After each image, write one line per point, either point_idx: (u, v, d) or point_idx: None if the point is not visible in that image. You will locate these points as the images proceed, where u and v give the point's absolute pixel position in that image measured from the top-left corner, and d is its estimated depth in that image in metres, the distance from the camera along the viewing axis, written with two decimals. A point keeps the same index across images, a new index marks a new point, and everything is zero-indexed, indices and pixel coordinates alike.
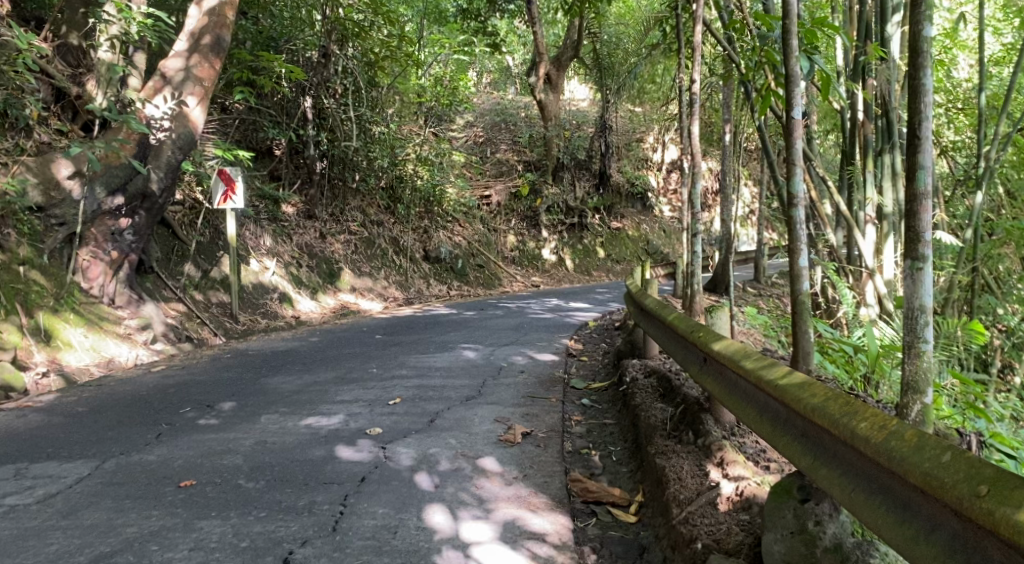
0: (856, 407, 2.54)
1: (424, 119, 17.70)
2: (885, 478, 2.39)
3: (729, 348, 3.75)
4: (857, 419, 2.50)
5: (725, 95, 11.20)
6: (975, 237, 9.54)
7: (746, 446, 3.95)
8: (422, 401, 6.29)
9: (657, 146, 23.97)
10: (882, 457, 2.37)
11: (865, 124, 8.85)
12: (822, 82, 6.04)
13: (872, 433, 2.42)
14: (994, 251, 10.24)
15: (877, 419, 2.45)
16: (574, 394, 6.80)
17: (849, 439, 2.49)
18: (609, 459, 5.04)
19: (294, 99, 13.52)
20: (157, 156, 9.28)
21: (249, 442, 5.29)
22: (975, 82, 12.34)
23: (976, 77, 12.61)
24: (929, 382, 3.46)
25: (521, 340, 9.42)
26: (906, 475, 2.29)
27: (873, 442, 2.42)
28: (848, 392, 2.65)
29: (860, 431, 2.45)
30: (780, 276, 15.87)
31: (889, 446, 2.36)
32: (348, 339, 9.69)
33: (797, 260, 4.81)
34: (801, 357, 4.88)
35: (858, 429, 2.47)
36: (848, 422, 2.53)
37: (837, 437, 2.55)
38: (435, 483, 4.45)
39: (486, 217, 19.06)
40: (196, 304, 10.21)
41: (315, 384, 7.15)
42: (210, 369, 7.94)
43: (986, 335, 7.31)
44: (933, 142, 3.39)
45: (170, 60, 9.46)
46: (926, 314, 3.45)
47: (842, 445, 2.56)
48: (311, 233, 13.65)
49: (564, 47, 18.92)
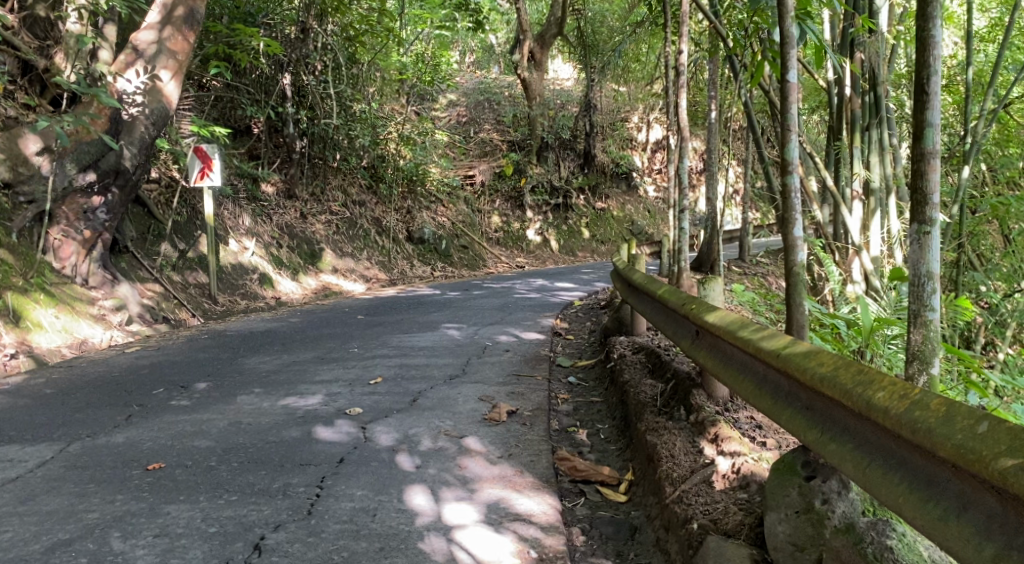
0: (872, 375, 2.33)
1: (406, 97, 17.39)
2: (906, 452, 2.20)
3: (725, 319, 3.56)
4: (873, 388, 2.29)
5: (711, 69, 10.98)
6: (963, 213, 9.42)
7: (741, 421, 3.78)
8: (404, 381, 6.08)
9: (642, 126, 23.74)
10: (905, 429, 2.15)
11: (852, 99, 8.70)
12: (816, 49, 5.80)
13: (892, 403, 2.21)
14: (980, 227, 10.17)
15: (895, 387, 2.24)
16: (561, 372, 6.62)
17: (864, 410, 2.29)
18: (597, 438, 4.87)
19: (273, 76, 13.19)
20: (130, 132, 8.97)
21: (224, 422, 5.08)
22: (962, 58, 12.22)
23: (961, 53, 12.51)
24: (936, 353, 3.29)
25: (505, 319, 9.24)
26: (933, 449, 2.07)
27: (892, 414, 2.21)
28: (858, 359, 2.45)
29: (878, 402, 2.25)
30: (765, 255, 15.76)
31: (913, 416, 2.14)
32: (330, 319, 9.48)
33: (791, 231, 4.61)
34: (795, 330, 4.70)
35: (875, 399, 2.26)
36: (860, 391, 2.33)
37: (850, 408, 2.35)
38: (416, 464, 4.25)
39: (470, 197, 18.83)
40: (173, 285, 9.92)
41: (294, 364, 6.93)
42: (185, 350, 7.70)
43: (975, 312, 7.11)
44: (940, 99, 3.20)
45: (142, 31, 9.05)
46: (933, 281, 3.27)
47: (856, 417, 2.36)
48: (291, 213, 13.38)
49: (549, 23, 18.58)
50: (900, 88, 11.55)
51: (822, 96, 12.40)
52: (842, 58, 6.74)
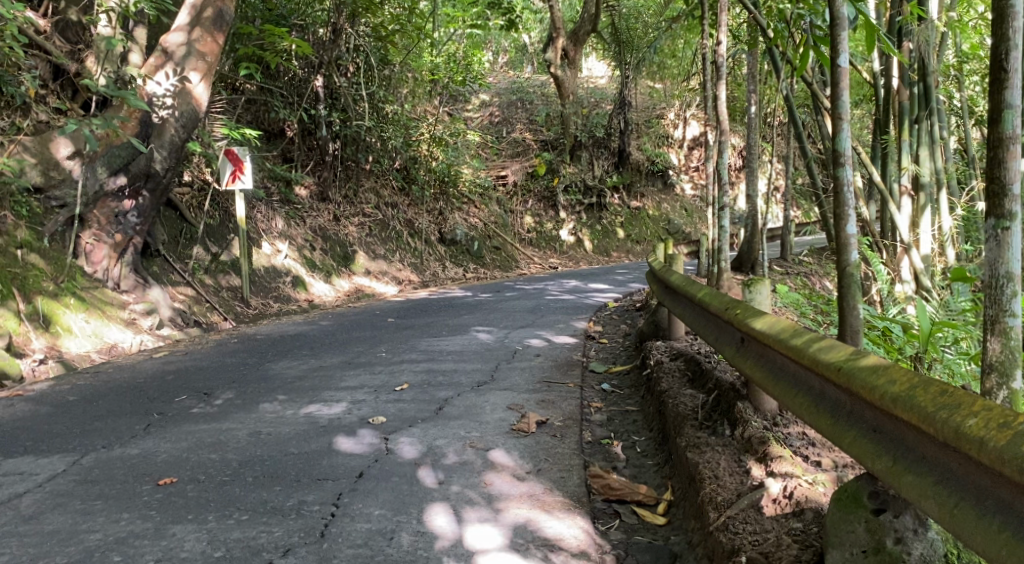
0: (957, 397, 2.00)
1: (438, 98, 17.13)
2: (1005, 492, 1.87)
3: (774, 326, 3.22)
4: (960, 415, 1.96)
5: (751, 62, 10.53)
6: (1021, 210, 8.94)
7: (792, 437, 3.44)
8: (431, 388, 5.81)
9: (678, 123, 23.18)
10: (1005, 466, 1.82)
11: (900, 91, 8.24)
12: (869, 34, 5.43)
13: (988, 434, 1.88)
14: None
15: (991, 415, 1.91)
16: (594, 378, 6.31)
17: (954, 440, 1.96)
18: (633, 451, 4.57)
19: (305, 78, 13.06)
20: (160, 135, 8.75)
21: (243, 432, 4.82)
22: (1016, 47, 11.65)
23: None
24: (1017, 364, 2.97)
25: (539, 322, 8.96)
26: None
27: (988, 446, 1.88)
28: (937, 378, 2.12)
29: (969, 431, 1.92)
30: (808, 254, 15.22)
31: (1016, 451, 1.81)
32: (360, 323, 9.26)
33: (844, 228, 4.27)
34: (849, 336, 4.35)
35: (965, 427, 1.93)
36: (944, 417, 2.01)
37: (932, 437, 2.02)
38: (438, 479, 3.98)
39: (502, 198, 18.59)
40: (205, 288, 9.77)
41: (320, 369, 6.68)
42: (213, 355, 7.50)
43: None
44: (1020, 77, 2.91)
45: (171, 34, 8.88)
46: (1014, 282, 2.96)
47: (941, 446, 2.03)
48: (325, 216, 13.21)
49: (582, 20, 18.12)
50: (951, 78, 11.02)
51: (866, 89, 11.89)
52: (895, 48, 6.32)
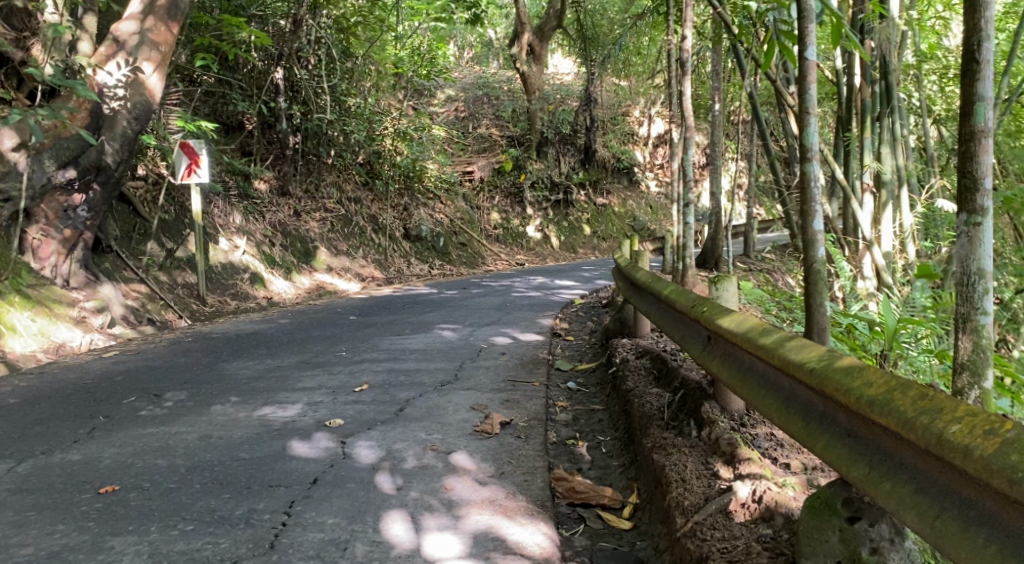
0: (938, 401, 1.91)
1: (402, 92, 16.89)
2: (991, 504, 1.77)
3: (742, 324, 3.12)
4: (944, 420, 1.86)
5: (715, 58, 10.49)
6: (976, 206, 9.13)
7: (760, 438, 3.36)
8: (392, 388, 5.65)
9: (643, 120, 23.35)
10: (993, 474, 1.73)
11: (862, 89, 8.23)
12: (835, 27, 5.37)
13: (974, 442, 1.78)
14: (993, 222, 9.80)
15: (977, 420, 1.81)
16: (560, 377, 6.20)
17: (936, 447, 1.86)
18: (598, 452, 4.45)
19: (264, 70, 12.72)
20: (112, 126, 8.43)
21: (193, 436, 4.61)
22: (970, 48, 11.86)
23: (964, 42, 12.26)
24: (989, 363, 2.88)
25: (504, 319, 8.82)
26: None
27: (974, 454, 1.78)
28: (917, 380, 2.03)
29: (952, 437, 1.82)
30: (772, 251, 15.29)
31: (1004, 461, 1.72)
32: (321, 320, 9.05)
33: (810, 224, 4.19)
34: (816, 334, 4.27)
35: (948, 434, 1.84)
36: (925, 423, 1.91)
37: (913, 443, 1.93)
38: (396, 485, 3.83)
39: (468, 193, 18.42)
40: (159, 286, 9.49)
41: (277, 370, 6.47)
42: (166, 354, 7.25)
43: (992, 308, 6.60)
44: (993, 68, 2.85)
45: (122, 23, 8.57)
46: (985, 280, 2.88)
47: (922, 453, 1.93)
48: (285, 211, 12.95)
49: (548, 15, 18.02)
50: (912, 75, 11.11)
51: (829, 87, 12.04)
52: (859, 44, 6.28)
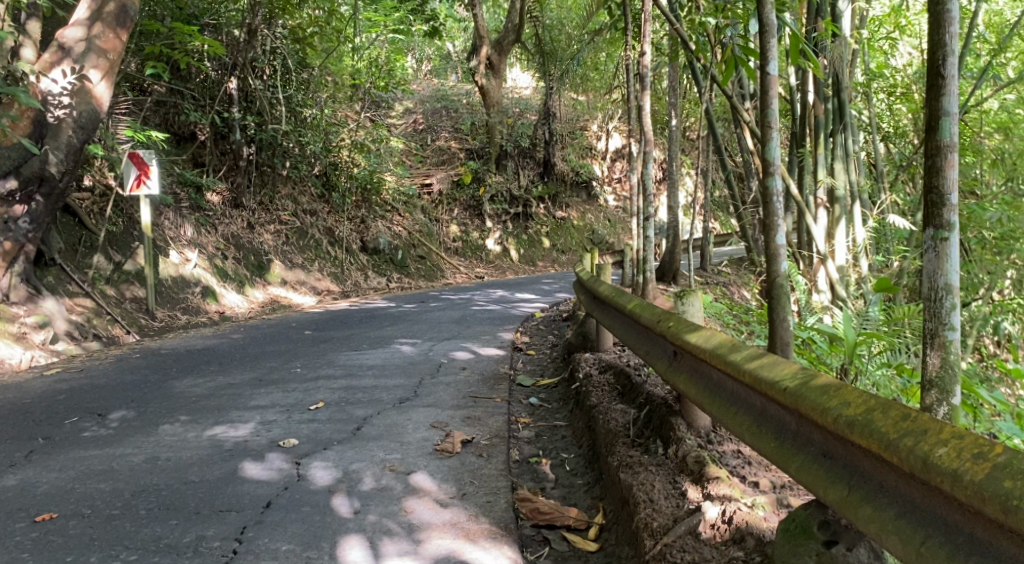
0: (922, 423, 1.89)
1: (359, 103, 16.69)
2: (979, 529, 1.76)
3: (709, 340, 3.07)
4: (929, 443, 1.84)
5: (672, 75, 10.53)
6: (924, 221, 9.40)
7: (728, 456, 3.29)
8: (349, 406, 5.49)
9: (601, 134, 23.50)
10: (983, 500, 1.71)
11: (815, 106, 8.32)
12: (793, 42, 5.40)
13: (963, 466, 1.76)
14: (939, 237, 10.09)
15: (963, 442, 1.80)
16: (522, 392, 6.10)
17: (922, 472, 1.84)
18: (562, 470, 4.36)
19: (218, 80, 12.45)
20: (56, 136, 8.11)
21: (139, 458, 4.41)
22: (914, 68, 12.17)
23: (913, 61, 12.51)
24: (957, 380, 2.86)
25: (464, 333, 8.70)
26: None
27: (963, 479, 1.76)
28: (897, 399, 2.01)
29: (940, 461, 1.80)
30: (728, 264, 15.41)
31: (996, 486, 1.70)
32: (275, 335, 8.83)
33: (774, 239, 4.16)
34: (780, 349, 4.24)
35: (935, 457, 1.82)
36: (908, 445, 1.89)
37: (898, 466, 1.90)
38: (354, 508, 3.70)
39: (427, 206, 18.29)
40: (106, 300, 9.19)
41: (229, 388, 6.26)
42: (112, 372, 6.99)
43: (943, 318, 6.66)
44: (958, 83, 2.84)
45: (67, 28, 8.22)
46: (952, 295, 2.87)
47: (906, 476, 1.91)
48: (238, 223, 12.68)
49: (506, 30, 18.01)
50: (865, 92, 11.30)
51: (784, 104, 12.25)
52: (816, 62, 6.33)
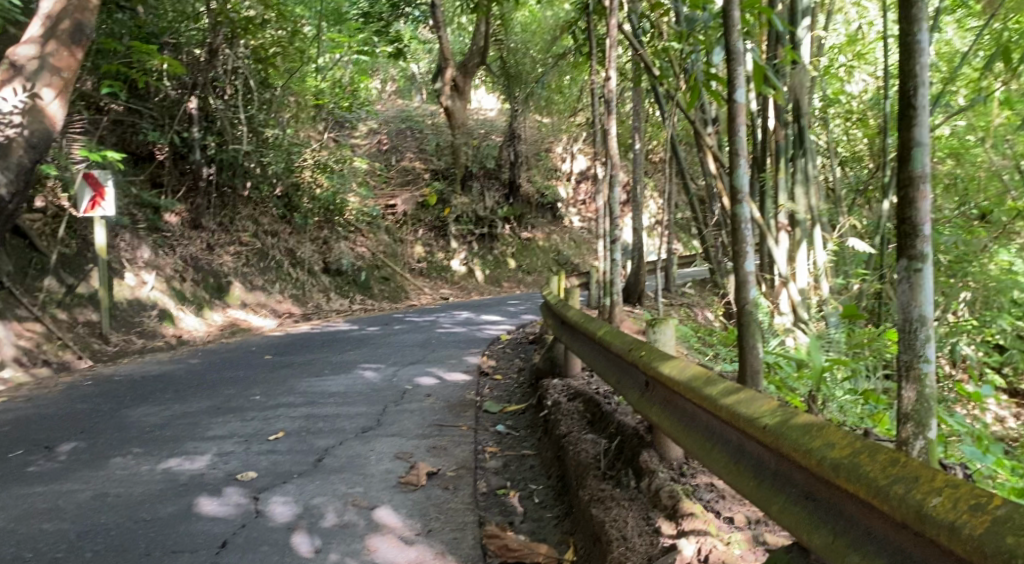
0: (911, 471, 1.91)
1: (323, 124, 16.54)
2: None
3: (683, 372, 2.99)
4: (921, 492, 1.86)
5: (636, 98, 10.55)
6: (883, 244, 9.53)
7: (702, 490, 3.22)
8: (310, 436, 5.34)
9: (566, 156, 23.49)
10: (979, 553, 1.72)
11: (776, 131, 8.36)
12: (759, 69, 5.41)
13: (958, 517, 1.77)
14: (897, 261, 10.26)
15: (956, 492, 1.81)
16: (489, 419, 5.99)
17: (916, 522, 1.85)
18: (531, 502, 4.25)
19: (177, 99, 12.21)
20: (5, 156, 7.80)
21: (87, 494, 4.21)
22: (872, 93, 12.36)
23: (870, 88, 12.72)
24: (933, 413, 2.83)
25: (428, 357, 8.57)
26: None
27: (957, 530, 1.77)
28: (885, 444, 2.03)
29: (934, 513, 1.81)
30: (692, 286, 15.48)
31: (991, 538, 1.71)
32: (234, 361, 8.62)
33: (743, 265, 4.13)
34: (750, 377, 4.19)
35: (929, 507, 1.83)
36: (901, 492, 1.90)
37: (889, 515, 1.91)
38: (315, 547, 3.56)
39: (391, 227, 18.14)
40: (57, 324, 8.91)
41: (184, 417, 6.06)
42: (62, 400, 6.74)
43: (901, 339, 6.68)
44: (929, 114, 2.83)
45: (19, 46, 7.89)
46: (926, 326, 2.84)
47: (897, 525, 1.92)
48: (197, 244, 12.42)
49: (471, 52, 17.98)
50: (826, 117, 11.43)
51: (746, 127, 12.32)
52: (780, 90, 6.34)
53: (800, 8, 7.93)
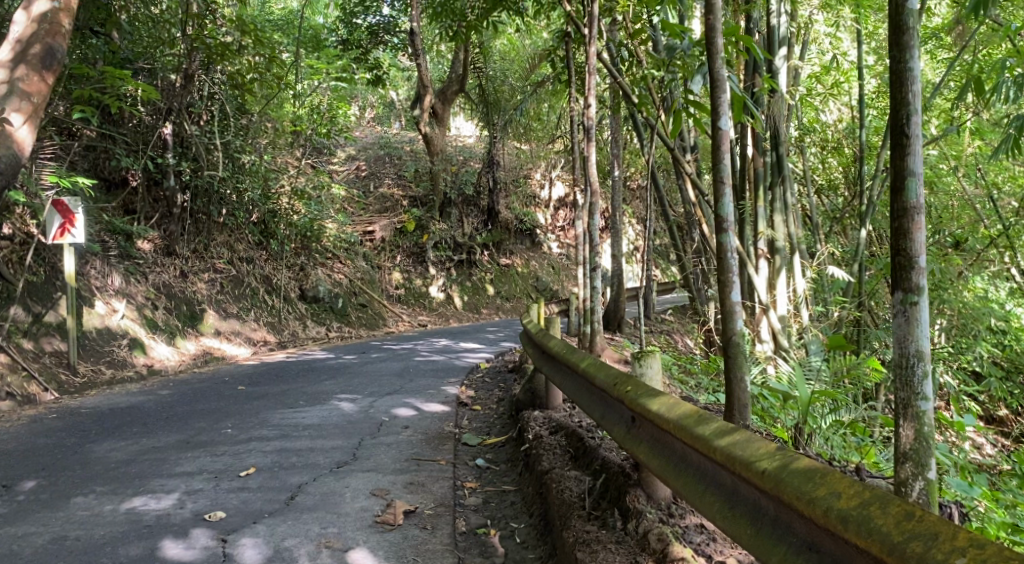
0: (929, 526, 1.93)
1: (300, 149, 16.38)
2: None
3: (671, 409, 2.89)
4: (944, 551, 1.87)
5: (614, 126, 10.51)
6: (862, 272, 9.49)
7: (691, 532, 3.13)
8: (283, 472, 5.15)
9: (544, 183, 23.42)
10: None
11: (755, 158, 8.34)
12: (739, 97, 5.36)
13: None
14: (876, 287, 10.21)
15: (977, 552, 1.85)
16: (467, 453, 5.82)
17: None
18: (512, 542, 4.11)
19: (152, 125, 12.03)
20: None
21: (44, 538, 4.01)
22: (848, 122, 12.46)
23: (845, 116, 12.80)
24: (932, 453, 2.75)
25: (406, 387, 8.40)
26: None
27: None
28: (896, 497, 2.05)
29: None
30: (672, 313, 15.41)
31: None
32: (206, 391, 8.40)
33: (729, 296, 4.02)
34: (736, 411, 4.07)
35: None
36: (920, 549, 1.92)
37: None
38: None
39: (369, 253, 17.99)
40: (23, 355, 8.64)
41: (151, 452, 5.84)
42: (25, 435, 6.48)
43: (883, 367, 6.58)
44: (922, 143, 2.78)
45: None
46: (923, 361, 2.76)
47: None
48: (171, 272, 12.19)
49: (450, 80, 17.94)
50: (803, 146, 11.47)
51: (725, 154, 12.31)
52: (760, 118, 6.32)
53: (776, 39, 7.94)
